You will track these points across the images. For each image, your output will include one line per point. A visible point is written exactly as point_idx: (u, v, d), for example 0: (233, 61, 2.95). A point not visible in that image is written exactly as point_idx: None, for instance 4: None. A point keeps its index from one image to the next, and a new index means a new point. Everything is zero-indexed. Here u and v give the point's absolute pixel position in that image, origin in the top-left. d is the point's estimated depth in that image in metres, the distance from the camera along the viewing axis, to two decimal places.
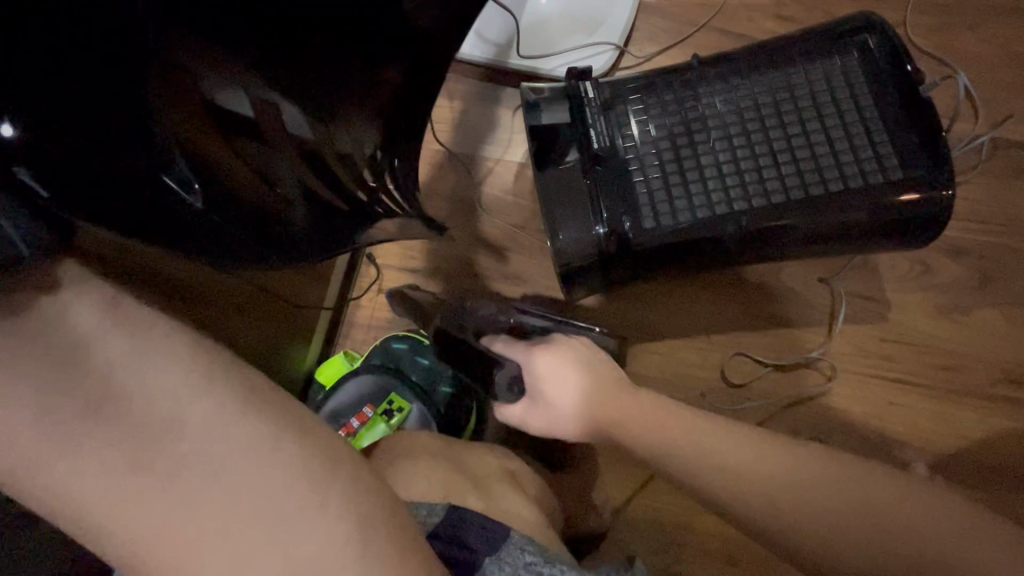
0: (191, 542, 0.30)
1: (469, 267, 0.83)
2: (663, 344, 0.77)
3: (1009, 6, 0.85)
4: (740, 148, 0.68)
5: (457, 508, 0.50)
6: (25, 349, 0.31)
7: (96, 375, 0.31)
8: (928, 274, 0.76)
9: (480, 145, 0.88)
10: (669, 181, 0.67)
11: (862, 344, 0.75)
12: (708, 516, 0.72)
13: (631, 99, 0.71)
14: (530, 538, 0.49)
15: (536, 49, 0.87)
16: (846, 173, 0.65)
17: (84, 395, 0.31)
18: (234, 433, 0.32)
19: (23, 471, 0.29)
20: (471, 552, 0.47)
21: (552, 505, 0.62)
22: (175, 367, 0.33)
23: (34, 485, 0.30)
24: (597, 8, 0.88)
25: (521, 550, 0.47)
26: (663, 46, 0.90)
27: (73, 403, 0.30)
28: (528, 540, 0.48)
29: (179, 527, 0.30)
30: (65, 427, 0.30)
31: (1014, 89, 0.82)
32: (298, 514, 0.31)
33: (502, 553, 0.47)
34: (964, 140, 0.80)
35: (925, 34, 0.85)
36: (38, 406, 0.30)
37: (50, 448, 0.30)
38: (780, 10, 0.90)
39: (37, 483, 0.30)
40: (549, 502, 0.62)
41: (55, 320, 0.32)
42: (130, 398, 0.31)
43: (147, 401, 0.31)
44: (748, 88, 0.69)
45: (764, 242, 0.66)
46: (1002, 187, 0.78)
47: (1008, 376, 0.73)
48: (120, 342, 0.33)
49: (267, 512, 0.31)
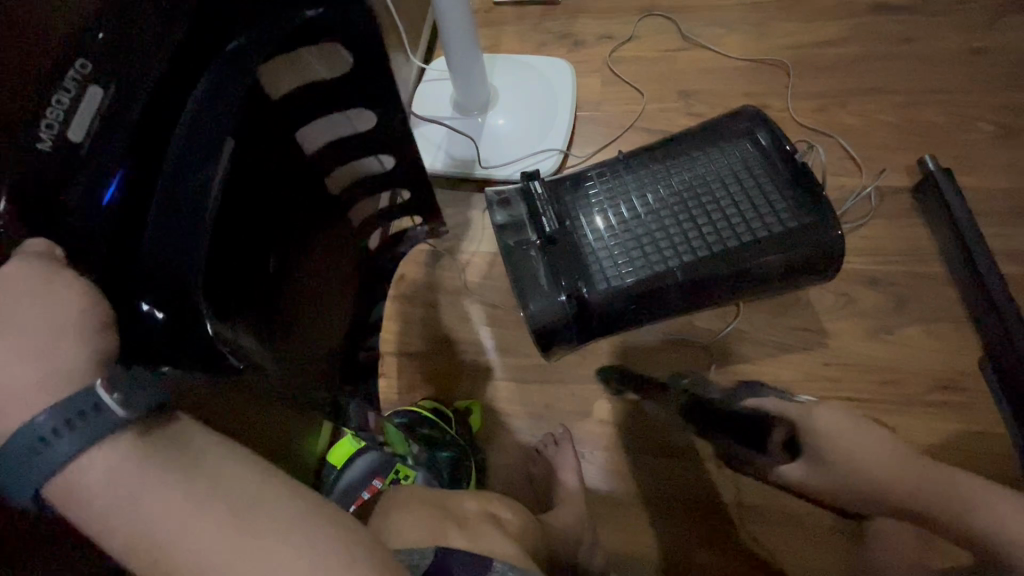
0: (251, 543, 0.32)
1: (456, 346, 0.94)
2: (636, 393, 0.87)
3: (868, 86, 1.06)
4: (667, 218, 0.82)
5: (443, 548, 0.51)
6: (153, 453, 0.33)
7: (188, 455, 0.34)
8: (853, 303, 0.89)
9: (458, 241, 1.03)
10: (612, 250, 0.80)
11: (810, 370, 0.85)
12: (702, 549, 0.79)
13: (572, 192, 0.86)
14: (511, 565, 0.51)
15: (494, 160, 1.06)
16: (754, 227, 0.79)
17: (182, 470, 0.33)
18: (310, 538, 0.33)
19: (121, 515, 0.31)
20: None
21: (537, 540, 0.64)
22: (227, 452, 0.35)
23: (133, 527, 0.31)
24: (542, 124, 1.08)
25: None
26: (598, 146, 1.10)
27: (199, 481, 0.33)
28: (510, 566, 0.51)
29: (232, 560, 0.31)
30: (183, 486, 0.32)
31: (886, 147, 1.00)
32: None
33: None
34: (855, 191, 0.97)
35: (807, 114, 1.06)
36: (147, 461, 0.32)
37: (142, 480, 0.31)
38: (689, 109, 1.11)
39: (132, 524, 0.31)
40: (534, 538, 0.64)
41: (178, 440, 0.34)
42: (223, 484, 0.33)
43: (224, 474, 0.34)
44: (665, 172, 0.85)
45: (697, 289, 0.78)
46: (897, 222, 0.93)
47: (942, 383, 0.83)
48: (221, 449, 0.35)
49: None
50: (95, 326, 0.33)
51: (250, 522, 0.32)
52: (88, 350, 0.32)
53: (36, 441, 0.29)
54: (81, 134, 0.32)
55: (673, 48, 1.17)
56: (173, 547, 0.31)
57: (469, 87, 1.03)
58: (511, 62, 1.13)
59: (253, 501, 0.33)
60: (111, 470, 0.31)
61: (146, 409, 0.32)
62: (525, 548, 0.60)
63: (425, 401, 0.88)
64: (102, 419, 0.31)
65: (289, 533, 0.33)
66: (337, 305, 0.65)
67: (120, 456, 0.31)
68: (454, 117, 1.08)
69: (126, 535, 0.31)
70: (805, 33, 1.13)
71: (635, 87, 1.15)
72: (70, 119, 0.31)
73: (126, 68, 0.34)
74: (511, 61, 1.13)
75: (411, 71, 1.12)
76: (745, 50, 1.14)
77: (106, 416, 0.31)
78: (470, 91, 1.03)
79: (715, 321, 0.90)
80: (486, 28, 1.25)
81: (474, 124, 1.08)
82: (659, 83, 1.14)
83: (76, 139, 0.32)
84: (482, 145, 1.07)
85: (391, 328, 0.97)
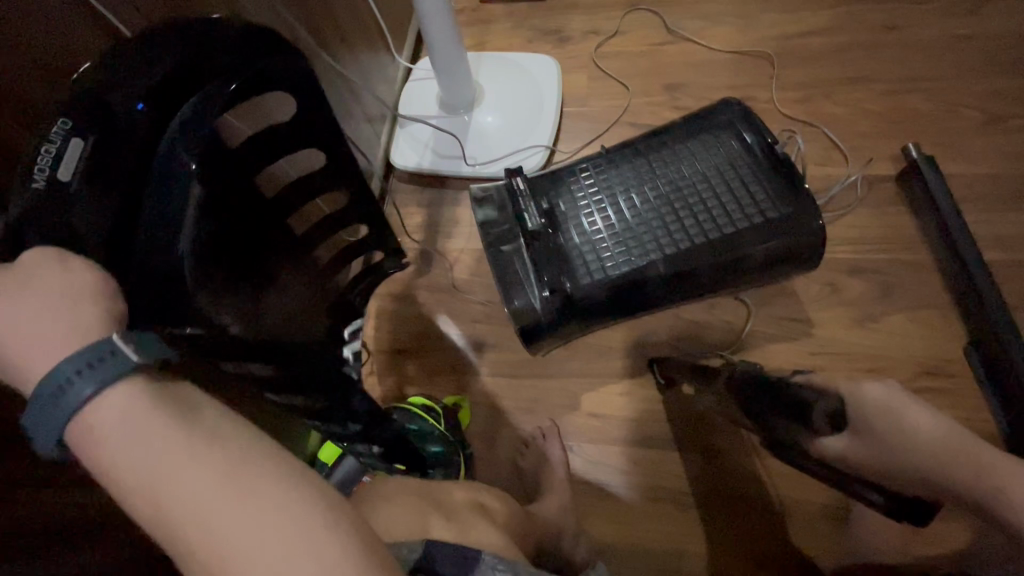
0: (235, 514, 0.28)
1: (445, 343, 0.95)
2: (623, 386, 0.88)
3: (852, 75, 1.06)
4: (649, 211, 0.82)
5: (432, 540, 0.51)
6: (154, 408, 0.31)
7: (187, 413, 0.31)
8: (838, 292, 0.89)
9: (447, 239, 1.03)
10: (595, 245, 0.81)
11: (795, 359, 0.86)
12: (687, 537, 0.79)
13: (554, 187, 0.86)
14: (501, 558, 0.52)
15: (481, 157, 1.06)
16: (735, 219, 0.79)
17: (178, 428, 0.30)
18: (294, 516, 0.29)
19: (124, 464, 0.29)
20: None
21: (524, 528, 0.65)
22: (218, 416, 0.32)
23: (133, 479, 0.29)
24: (529, 120, 1.09)
25: (492, 568, 0.49)
26: (585, 142, 1.11)
27: (195, 439, 0.30)
28: (498, 558, 0.51)
29: (217, 528, 0.28)
30: (180, 442, 0.30)
31: (870, 135, 1.00)
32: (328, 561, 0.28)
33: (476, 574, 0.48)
34: (840, 180, 0.97)
35: (792, 105, 1.06)
36: (148, 414, 0.30)
37: (147, 431, 0.30)
38: (675, 102, 1.11)
39: (133, 475, 0.29)
40: (520, 526, 0.65)
41: (179, 398, 0.32)
42: (213, 446, 0.30)
43: (213, 437, 0.31)
44: (647, 165, 0.86)
45: (679, 282, 0.79)
46: (882, 210, 0.93)
47: (927, 368, 0.83)
48: (215, 412, 0.32)
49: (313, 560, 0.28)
50: (108, 291, 0.33)
51: (246, 479, 0.30)
52: (103, 310, 0.32)
53: (55, 387, 0.29)
54: (70, 173, 0.35)
55: (659, 41, 1.17)
56: (173, 498, 0.29)
57: (455, 86, 1.03)
58: (497, 60, 1.14)
59: (246, 460, 0.30)
60: (118, 417, 0.30)
61: (158, 360, 0.31)
62: (512, 536, 0.61)
63: (415, 397, 0.89)
64: (114, 366, 0.30)
65: (271, 509, 0.29)
66: (315, 308, 0.68)
67: (127, 406, 0.30)
68: (441, 116, 1.08)
69: (129, 483, 0.29)
70: (789, 24, 1.13)
71: (620, 81, 1.15)
72: (60, 160, 0.34)
73: (110, 105, 0.37)
74: (497, 59, 1.14)
75: (397, 71, 1.13)
76: (730, 42, 1.14)
77: (116, 364, 0.30)
78: (455, 90, 1.04)
79: (703, 313, 0.90)
80: (473, 27, 1.26)
81: (461, 122, 1.08)
82: (645, 78, 1.15)
83: (65, 180, 0.34)
84: (470, 143, 1.07)
85: (382, 326, 0.98)
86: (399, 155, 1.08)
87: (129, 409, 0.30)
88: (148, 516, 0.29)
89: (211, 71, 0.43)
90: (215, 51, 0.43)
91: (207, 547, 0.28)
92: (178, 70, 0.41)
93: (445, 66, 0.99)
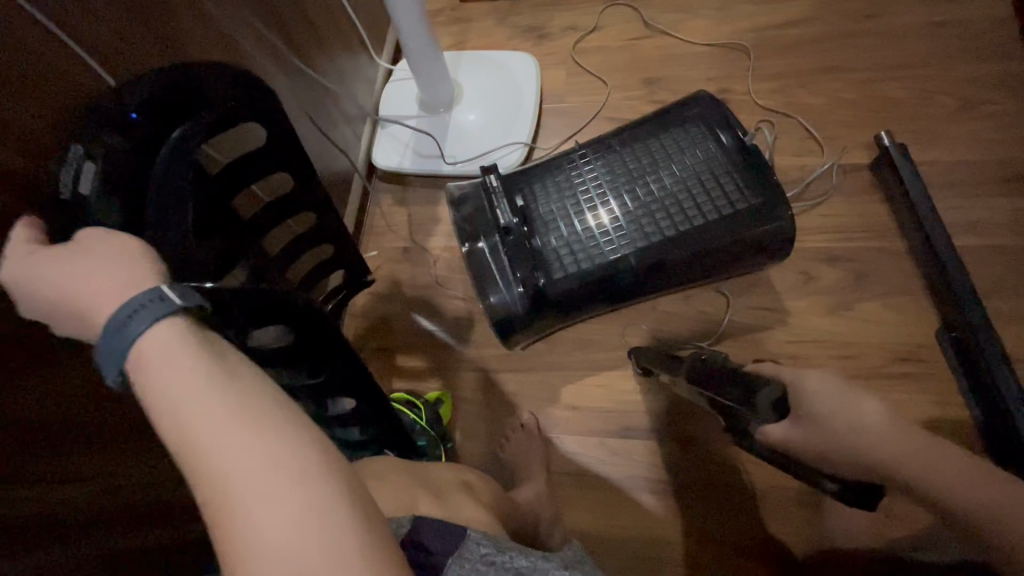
0: (242, 445, 0.32)
1: (428, 339, 0.97)
2: (601, 377, 0.89)
3: (828, 65, 1.07)
4: (622, 204, 0.83)
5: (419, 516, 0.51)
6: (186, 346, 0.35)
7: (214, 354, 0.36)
8: (813, 281, 0.90)
9: (428, 237, 1.05)
10: (568, 241, 0.82)
11: (771, 347, 0.87)
12: (664, 524, 0.81)
13: (527, 184, 0.87)
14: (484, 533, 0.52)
15: (461, 156, 1.08)
16: (705, 211, 0.80)
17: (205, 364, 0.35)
18: (291, 453, 0.32)
19: (162, 389, 0.34)
20: (433, 556, 0.48)
21: (506, 511, 0.67)
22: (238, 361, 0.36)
23: (167, 403, 0.33)
24: (508, 118, 1.10)
25: (477, 544, 0.50)
26: (564, 138, 1.12)
27: (218, 375, 0.34)
28: (482, 534, 0.51)
29: (226, 454, 0.32)
30: (207, 375, 0.34)
31: (845, 124, 1.01)
32: (319, 495, 0.31)
33: (463, 550, 0.49)
34: (814, 169, 0.98)
35: (768, 96, 1.06)
36: (184, 350, 0.35)
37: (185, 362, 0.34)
38: (653, 96, 1.12)
39: (166, 400, 0.34)
40: (502, 508, 0.67)
41: (208, 340, 0.36)
42: (231, 383, 0.34)
43: (230, 377, 0.35)
44: (621, 159, 0.87)
45: (652, 274, 0.80)
46: (857, 199, 0.94)
47: (900, 355, 0.84)
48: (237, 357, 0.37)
49: (307, 492, 0.31)
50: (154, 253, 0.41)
51: (255, 415, 0.33)
52: (148, 266, 0.39)
53: (124, 318, 0.35)
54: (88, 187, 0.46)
55: (637, 36, 1.18)
56: (195, 423, 0.33)
57: (432, 86, 1.04)
58: (475, 58, 1.14)
59: (256, 399, 0.34)
60: (165, 349, 0.35)
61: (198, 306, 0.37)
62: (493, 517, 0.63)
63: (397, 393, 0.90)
64: (160, 307, 0.35)
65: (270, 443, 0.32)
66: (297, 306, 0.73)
67: (168, 341, 0.35)
68: (421, 116, 1.10)
69: (163, 407, 0.34)
70: (766, 15, 1.14)
71: (599, 77, 1.16)
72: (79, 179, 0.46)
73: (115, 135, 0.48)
74: (476, 58, 1.15)
75: (377, 72, 1.14)
76: (707, 35, 1.15)
77: (165, 306, 0.35)
78: (433, 90, 1.05)
79: (680, 304, 0.91)
80: (453, 27, 1.27)
81: (441, 121, 1.09)
82: (623, 73, 1.15)
83: (86, 193, 0.46)
84: (450, 142, 1.09)
85: (365, 324, 0.99)
86: (381, 155, 1.10)
87: (169, 343, 0.35)
88: (175, 438, 0.33)
89: (196, 96, 0.53)
90: (200, 83, 0.53)
91: (219, 471, 0.31)
92: (165, 102, 0.51)
93: (422, 67, 1.00)
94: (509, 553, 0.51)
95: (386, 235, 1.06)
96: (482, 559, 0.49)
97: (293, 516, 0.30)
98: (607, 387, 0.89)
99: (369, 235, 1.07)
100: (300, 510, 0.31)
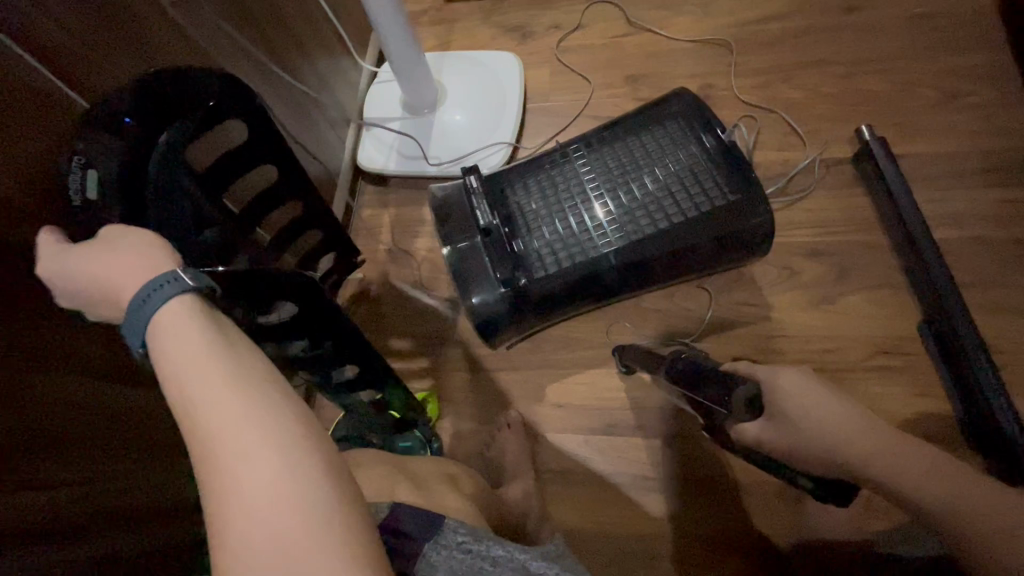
0: (234, 415, 0.33)
1: (413, 339, 0.97)
2: (586, 375, 0.90)
3: (810, 60, 1.07)
4: (604, 202, 0.84)
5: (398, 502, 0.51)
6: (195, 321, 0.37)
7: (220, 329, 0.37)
8: (796, 276, 0.90)
9: (413, 237, 1.05)
10: (551, 240, 0.82)
11: (754, 343, 0.87)
12: (649, 520, 0.81)
13: (512, 183, 0.87)
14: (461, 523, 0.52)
15: (445, 156, 1.08)
16: (685, 208, 0.80)
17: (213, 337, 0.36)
18: (274, 426, 0.33)
19: (171, 359, 0.35)
20: (411, 541, 0.48)
21: (490, 507, 0.68)
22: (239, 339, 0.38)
23: (173, 373, 0.35)
24: (491, 118, 1.10)
25: (454, 531, 0.50)
26: (548, 137, 1.12)
27: (223, 347, 0.36)
28: (460, 523, 0.51)
29: (218, 424, 0.33)
30: (212, 348, 0.36)
31: (827, 118, 1.01)
32: (296, 469, 0.32)
33: (439, 536, 0.49)
34: (797, 164, 0.98)
35: (751, 92, 1.07)
36: (194, 324, 0.37)
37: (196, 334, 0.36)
38: (636, 94, 1.12)
39: (174, 370, 0.35)
40: (486, 503, 0.68)
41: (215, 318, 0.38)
42: (232, 356, 0.36)
43: (231, 351, 0.36)
44: (603, 156, 0.87)
45: (634, 270, 0.81)
46: (839, 193, 0.94)
47: (882, 348, 0.84)
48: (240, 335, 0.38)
49: (288, 462, 0.32)
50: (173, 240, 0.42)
51: (249, 386, 0.34)
52: (170, 251, 0.40)
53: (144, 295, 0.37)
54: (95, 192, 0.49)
55: (620, 33, 1.18)
56: (196, 391, 0.34)
57: (415, 88, 1.05)
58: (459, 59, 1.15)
59: (253, 373, 0.35)
60: (175, 323, 0.36)
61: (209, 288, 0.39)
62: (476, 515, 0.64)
63: None
64: (177, 286, 0.37)
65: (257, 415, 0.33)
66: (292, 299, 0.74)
67: (180, 314, 0.37)
68: (405, 117, 1.10)
69: (170, 375, 0.35)
70: (748, 10, 1.14)
71: (583, 75, 1.16)
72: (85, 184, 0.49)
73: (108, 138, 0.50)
74: (459, 58, 1.15)
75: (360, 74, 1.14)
76: (690, 31, 1.15)
77: (179, 286, 0.37)
78: (417, 91, 1.05)
79: (664, 300, 0.92)
80: (437, 27, 1.27)
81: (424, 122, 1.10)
82: (606, 71, 1.16)
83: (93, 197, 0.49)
84: (434, 143, 1.09)
85: None
86: (366, 157, 1.10)
87: (179, 318, 0.37)
88: (179, 404, 0.34)
89: (176, 95, 0.54)
90: (177, 81, 0.54)
91: (215, 440, 0.32)
92: (147, 101, 0.52)
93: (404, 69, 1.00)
94: (487, 542, 0.51)
95: (372, 237, 1.06)
96: (458, 547, 0.49)
97: (268, 485, 0.31)
98: (592, 386, 0.89)
99: (355, 237, 1.07)
100: (283, 480, 0.31)
